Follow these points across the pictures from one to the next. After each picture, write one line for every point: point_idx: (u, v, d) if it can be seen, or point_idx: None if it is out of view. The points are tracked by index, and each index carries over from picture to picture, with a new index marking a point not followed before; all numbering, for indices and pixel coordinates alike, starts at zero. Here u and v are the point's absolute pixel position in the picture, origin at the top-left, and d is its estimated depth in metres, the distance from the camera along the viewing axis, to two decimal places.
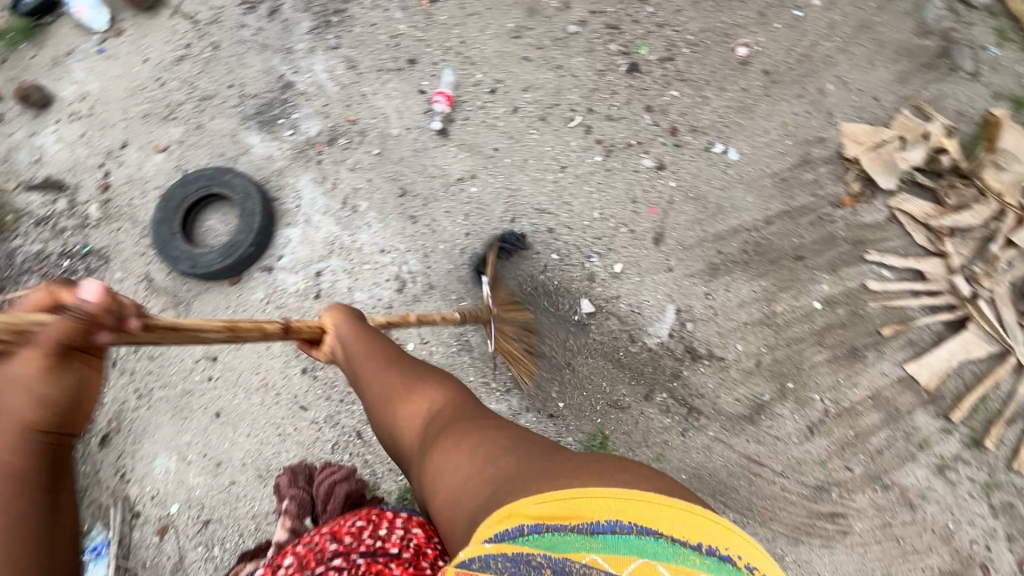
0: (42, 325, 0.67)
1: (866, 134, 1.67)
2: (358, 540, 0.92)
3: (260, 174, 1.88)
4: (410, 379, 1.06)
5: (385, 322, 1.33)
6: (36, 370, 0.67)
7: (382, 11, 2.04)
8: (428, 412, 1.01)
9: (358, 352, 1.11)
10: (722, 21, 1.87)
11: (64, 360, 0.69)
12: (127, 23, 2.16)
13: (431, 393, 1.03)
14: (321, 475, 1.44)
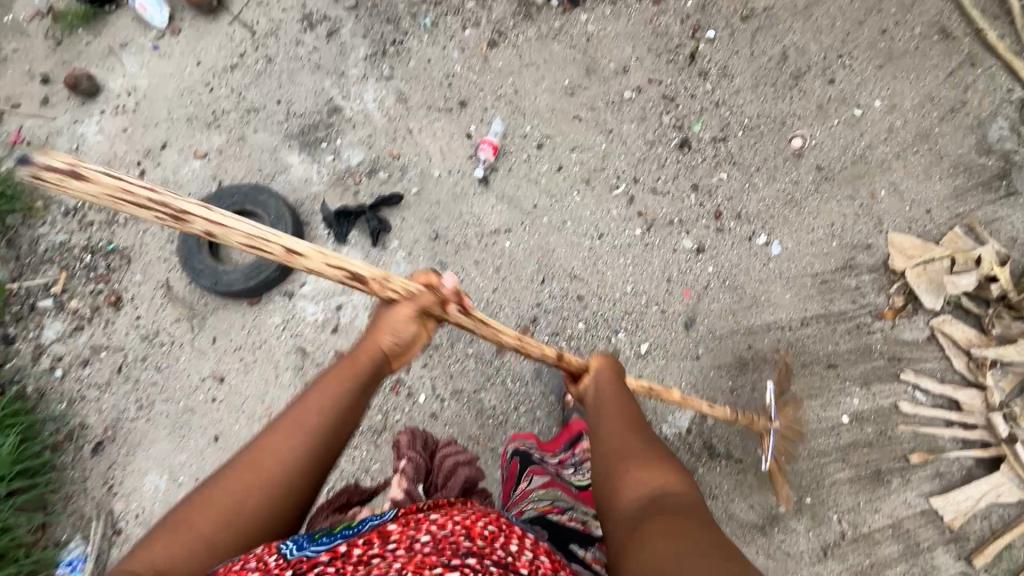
0: (415, 293, 1.06)
1: (915, 248, 1.64)
2: (490, 548, 0.79)
3: (295, 196, 1.86)
4: (649, 447, 0.97)
5: (648, 390, 1.37)
6: (398, 318, 1.06)
7: (439, 48, 2.04)
8: (649, 483, 0.88)
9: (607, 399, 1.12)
10: (779, 108, 1.85)
11: (416, 317, 1.07)
12: (185, 22, 2.16)
13: (662, 467, 0.91)
14: (444, 451, 1.46)
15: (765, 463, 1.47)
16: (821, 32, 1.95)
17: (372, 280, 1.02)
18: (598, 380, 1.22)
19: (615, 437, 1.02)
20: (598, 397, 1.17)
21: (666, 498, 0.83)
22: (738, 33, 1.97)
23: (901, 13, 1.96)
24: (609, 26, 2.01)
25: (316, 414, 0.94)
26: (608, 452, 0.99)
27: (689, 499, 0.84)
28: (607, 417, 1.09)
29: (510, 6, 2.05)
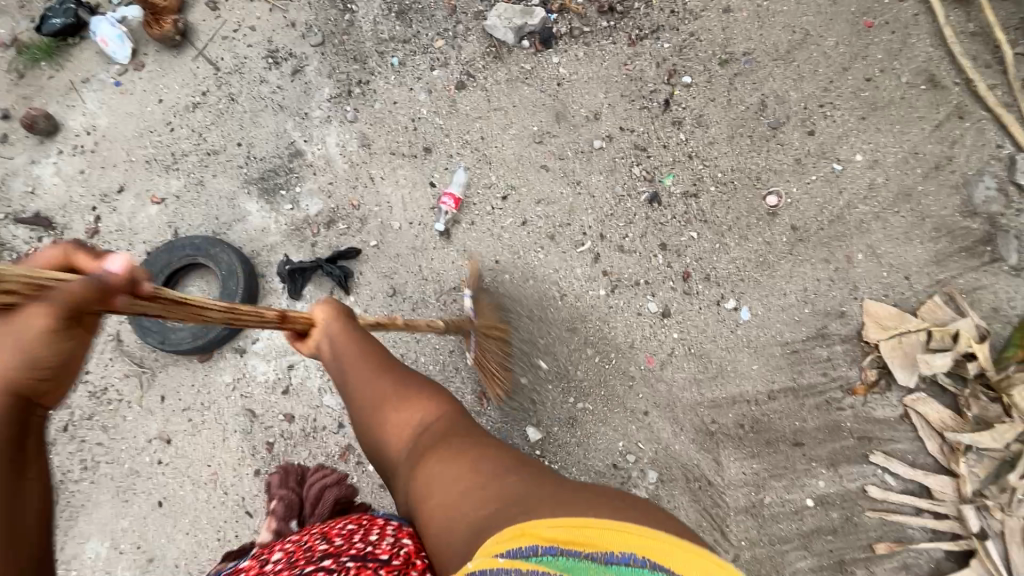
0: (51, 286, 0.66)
1: (891, 318, 1.56)
2: (349, 544, 0.86)
3: (251, 247, 1.81)
4: (398, 385, 1.04)
5: (371, 323, 1.27)
6: (32, 329, 0.65)
7: (405, 89, 1.97)
8: (412, 422, 1.00)
9: (347, 349, 1.08)
10: (755, 162, 1.76)
11: (71, 324, 0.68)
12: (148, 57, 2.11)
13: (419, 399, 1.03)
14: (312, 479, 1.40)
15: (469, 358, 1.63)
16: (802, 79, 1.87)
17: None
18: (329, 333, 1.10)
19: (367, 390, 1.04)
20: (332, 344, 1.10)
21: (436, 440, 0.95)
22: (716, 78, 1.89)
23: (887, 60, 1.88)
24: (581, 69, 1.93)
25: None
26: (368, 409, 1.02)
27: (449, 419, 1.01)
28: (351, 368, 1.06)
29: (480, 46, 1.98)
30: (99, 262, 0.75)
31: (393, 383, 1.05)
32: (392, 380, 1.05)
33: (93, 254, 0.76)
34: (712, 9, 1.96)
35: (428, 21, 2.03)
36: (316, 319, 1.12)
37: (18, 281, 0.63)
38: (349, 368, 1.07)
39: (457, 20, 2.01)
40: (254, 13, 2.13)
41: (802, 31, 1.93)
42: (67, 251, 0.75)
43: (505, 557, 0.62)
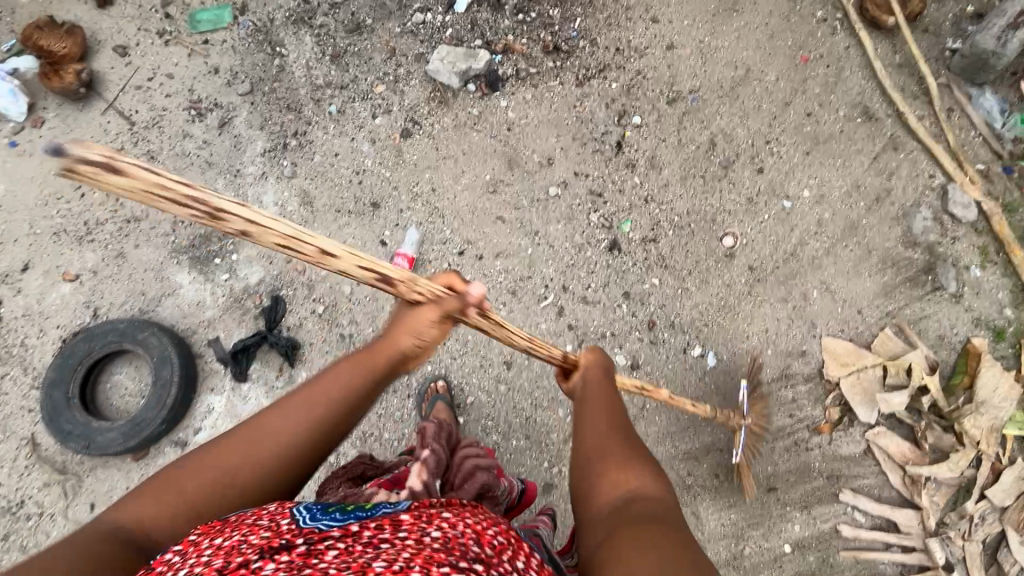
0: (443, 295, 0.93)
1: (848, 354, 1.60)
2: (498, 559, 0.73)
3: (185, 324, 1.64)
4: (630, 448, 0.95)
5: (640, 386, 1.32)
6: (420, 322, 0.92)
7: (347, 139, 1.86)
8: (630, 489, 0.86)
9: (595, 390, 1.10)
10: (709, 203, 1.77)
11: (439, 324, 0.94)
12: (49, 111, 1.89)
13: (647, 478, 0.88)
14: (466, 451, 1.28)
15: (736, 458, 1.51)
16: (747, 116, 1.89)
17: (402, 283, 0.89)
18: (585, 376, 1.13)
19: (598, 434, 0.98)
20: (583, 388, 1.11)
21: (640, 513, 0.81)
22: (665, 117, 1.88)
23: (824, 93, 1.93)
24: (530, 112, 1.88)
25: (307, 409, 0.87)
26: (588, 448, 0.97)
27: (665, 508, 0.83)
28: (588, 407, 1.05)
29: (424, 91, 1.90)
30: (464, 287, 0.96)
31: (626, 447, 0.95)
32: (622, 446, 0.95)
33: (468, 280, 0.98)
34: (656, 45, 1.97)
35: (366, 65, 1.93)
36: (578, 364, 1.16)
37: (424, 288, 0.92)
38: (587, 405, 1.06)
39: (397, 63, 1.93)
40: (171, 59, 1.97)
41: (744, 67, 1.96)
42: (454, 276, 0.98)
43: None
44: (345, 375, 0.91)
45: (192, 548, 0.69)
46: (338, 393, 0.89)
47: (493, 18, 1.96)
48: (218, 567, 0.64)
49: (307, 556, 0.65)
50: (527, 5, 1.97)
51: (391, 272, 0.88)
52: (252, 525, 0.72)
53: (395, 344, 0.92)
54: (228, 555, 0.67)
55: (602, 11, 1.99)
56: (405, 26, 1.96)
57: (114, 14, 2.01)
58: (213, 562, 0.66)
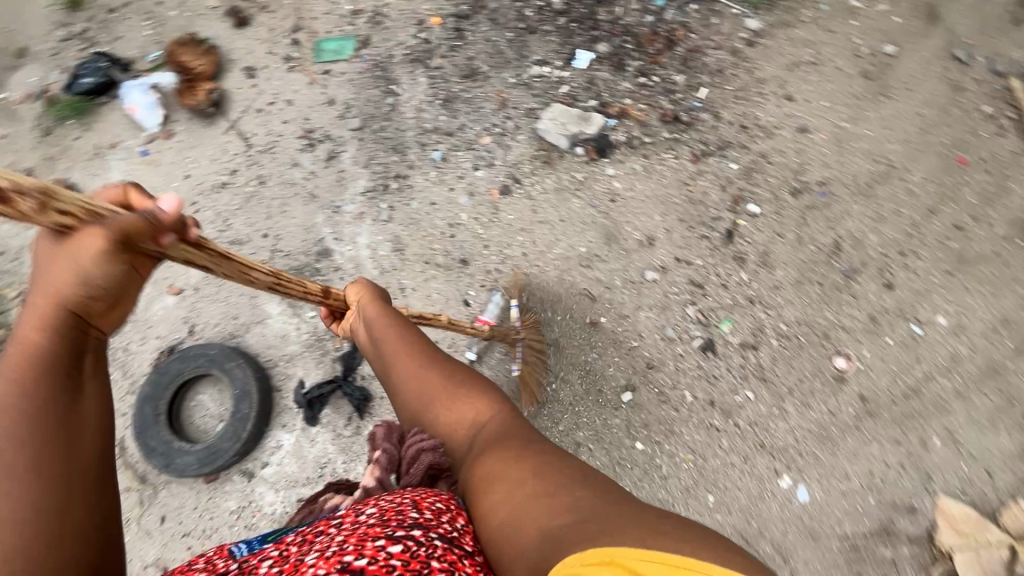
0: (109, 217, 0.76)
1: (969, 522, 1.38)
2: (438, 521, 0.81)
3: (268, 356, 1.69)
4: (444, 376, 1.10)
5: (416, 316, 1.41)
6: (90, 252, 0.75)
7: (446, 189, 1.84)
8: (469, 413, 1.04)
9: (389, 334, 1.20)
10: (823, 315, 1.60)
11: (119, 247, 0.77)
12: (179, 125, 2.00)
13: (473, 391, 1.08)
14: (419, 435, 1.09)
15: (516, 367, 1.63)
16: (882, 220, 1.69)
17: (35, 209, 0.68)
18: (367, 316, 1.26)
19: (419, 385, 1.11)
20: (376, 341, 1.22)
21: (492, 432, 0.98)
22: (786, 209, 1.72)
23: (981, 204, 1.69)
24: (638, 184, 1.78)
25: (29, 392, 0.71)
26: (417, 402, 1.10)
27: (506, 417, 1.02)
28: (397, 355, 1.17)
29: (529, 148, 1.84)
30: (155, 203, 0.83)
31: (438, 373, 1.11)
32: (436, 371, 1.12)
33: (144, 193, 0.85)
34: (787, 126, 1.81)
35: (475, 114, 1.90)
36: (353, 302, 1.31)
37: (76, 206, 0.73)
38: (392, 353, 1.17)
39: (507, 115, 1.88)
40: (291, 86, 2.03)
41: (886, 162, 1.76)
42: (128, 190, 0.85)
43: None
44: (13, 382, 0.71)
45: None
46: (22, 389, 0.71)
47: (612, 78, 1.87)
48: None
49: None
50: (650, 68, 1.87)
51: (10, 189, 0.64)
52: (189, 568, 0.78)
53: (56, 297, 0.76)
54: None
55: (731, 83, 1.86)
56: (521, 77, 1.91)
57: (249, 35, 2.12)
58: None
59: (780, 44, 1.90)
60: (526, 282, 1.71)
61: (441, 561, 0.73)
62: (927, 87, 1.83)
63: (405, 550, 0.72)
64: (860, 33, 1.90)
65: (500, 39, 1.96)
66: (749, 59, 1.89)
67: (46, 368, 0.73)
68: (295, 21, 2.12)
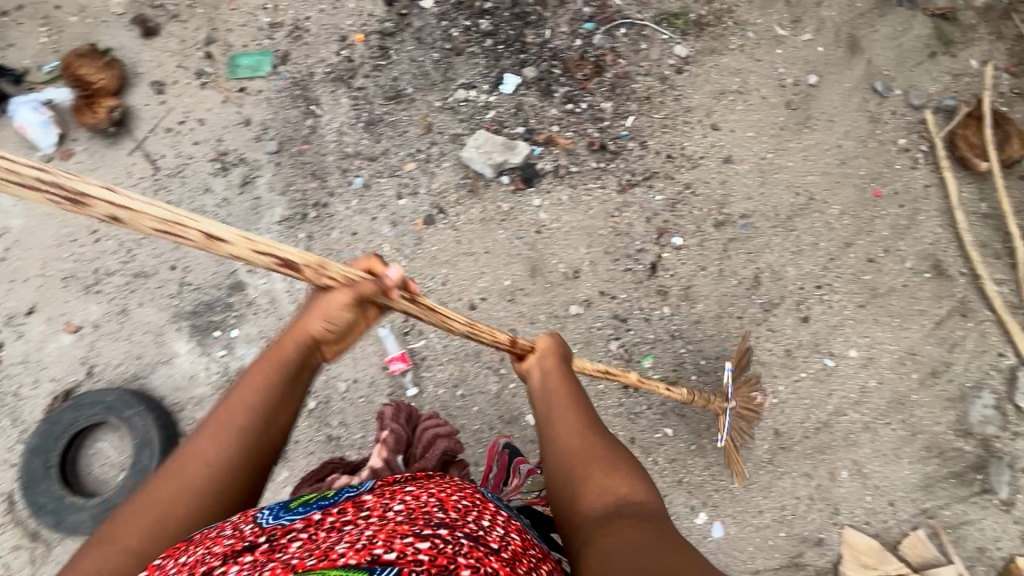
0: (355, 279, 0.92)
1: (870, 552, 1.45)
2: (463, 520, 0.76)
3: (174, 398, 1.59)
4: (609, 451, 0.91)
5: (601, 369, 1.28)
6: (334, 304, 0.90)
7: (367, 218, 1.77)
8: (616, 494, 0.84)
9: (560, 388, 1.05)
10: (741, 349, 1.62)
11: (354, 306, 0.92)
12: (79, 144, 1.86)
13: (633, 478, 0.87)
14: (426, 424, 1.35)
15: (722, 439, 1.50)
16: (801, 252, 1.72)
17: (308, 269, 0.87)
18: (542, 366, 1.11)
19: (574, 437, 0.94)
20: (544, 382, 1.08)
21: (630, 514, 0.79)
22: (710, 242, 1.72)
23: (893, 237, 1.74)
24: (564, 215, 1.75)
25: (267, 379, 0.90)
26: (560, 451, 0.94)
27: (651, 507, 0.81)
28: (558, 410, 1.00)
29: (455, 176, 1.79)
30: (383, 269, 0.94)
31: (602, 444, 0.93)
32: (598, 443, 0.93)
33: (383, 261, 0.95)
34: (712, 156, 1.81)
35: (400, 138, 1.83)
36: (535, 347, 1.13)
37: (336, 273, 0.90)
38: (555, 406, 1.01)
39: (432, 141, 1.82)
40: (204, 103, 1.91)
41: (806, 194, 1.78)
42: (374, 261, 0.95)
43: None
44: (262, 378, 0.90)
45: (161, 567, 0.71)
46: (269, 383, 0.90)
47: (540, 104, 1.83)
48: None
49: (271, 552, 0.70)
50: (578, 95, 1.84)
51: (296, 258, 0.85)
52: (216, 536, 0.76)
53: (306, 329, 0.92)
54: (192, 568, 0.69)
55: (659, 110, 1.85)
56: (446, 101, 1.85)
57: (158, 47, 1.98)
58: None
59: (708, 71, 1.90)
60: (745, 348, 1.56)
61: (469, 559, 0.67)
62: (847, 118, 1.87)
63: (432, 547, 0.67)
64: (785, 63, 1.92)
65: (425, 59, 1.89)
66: (677, 86, 1.88)
67: (281, 373, 0.91)
68: (209, 32, 1.99)
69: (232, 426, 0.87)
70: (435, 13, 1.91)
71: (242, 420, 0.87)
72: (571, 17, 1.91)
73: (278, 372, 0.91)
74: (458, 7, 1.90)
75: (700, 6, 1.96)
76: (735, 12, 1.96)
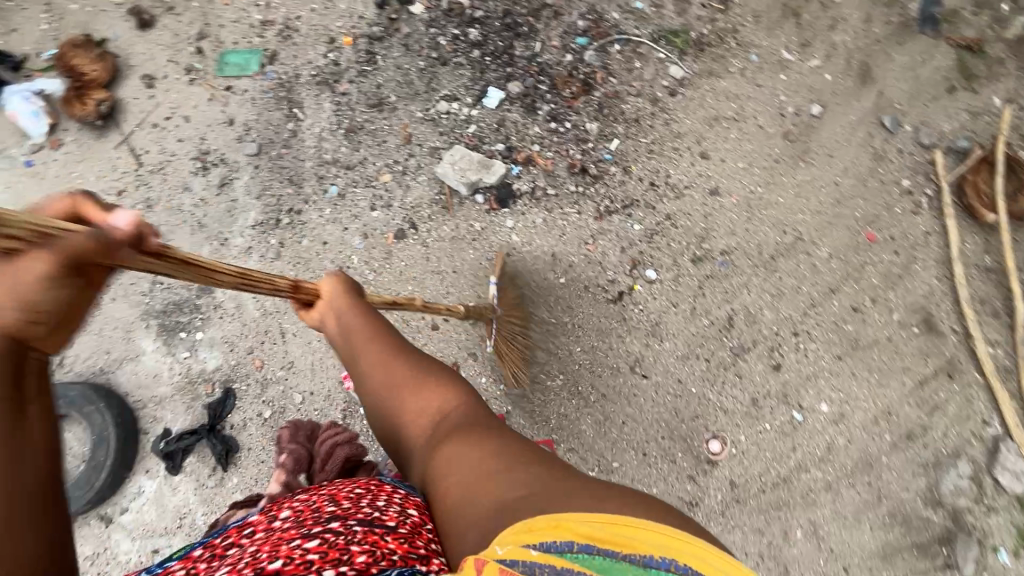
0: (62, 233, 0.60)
1: None
2: (357, 507, 0.77)
3: (136, 396, 1.63)
4: (416, 366, 0.96)
5: (385, 300, 1.27)
6: (36, 275, 0.57)
7: (339, 228, 1.76)
8: (435, 407, 0.92)
9: (354, 324, 1.00)
10: (703, 393, 1.56)
11: (77, 270, 0.61)
12: (68, 134, 1.90)
13: (440, 382, 0.95)
14: (324, 434, 1.31)
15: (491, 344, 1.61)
16: (781, 296, 1.64)
17: None
18: (335, 307, 1.02)
19: (377, 368, 0.96)
20: (338, 322, 1.02)
21: (454, 422, 0.88)
22: (685, 278, 1.66)
23: (883, 286, 1.64)
24: (536, 239, 1.71)
25: None
26: (377, 388, 0.95)
27: (472, 409, 0.92)
28: (358, 340, 0.98)
29: (429, 191, 1.76)
30: (106, 217, 0.69)
31: (408, 365, 0.96)
32: (407, 365, 0.96)
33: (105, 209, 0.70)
34: (698, 187, 1.73)
35: (378, 148, 1.80)
36: (319, 293, 1.05)
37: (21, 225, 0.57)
38: (354, 342, 0.99)
39: (410, 152, 1.79)
40: (191, 100, 1.91)
41: (794, 233, 1.69)
42: (77, 202, 0.70)
43: (538, 549, 0.58)
44: None
45: None
46: None
47: (523, 121, 1.77)
48: None
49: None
50: (563, 113, 1.78)
51: None
52: None
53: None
54: None
55: (646, 134, 1.77)
56: (428, 112, 1.81)
57: (151, 39, 1.97)
58: None
59: (703, 95, 1.80)
60: (506, 262, 1.68)
61: (363, 544, 0.68)
62: (848, 153, 1.76)
63: (323, 542, 0.68)
64: (788, 91, 1.81)
65: (411, 67, 1.84)
66: (669, 110, 1.79)
67: None
68: (201, 27, 1.97)
69: None
70: (424, 19, 1.86)
71: None
72: (563, 30, 1.83)
73: None
74: (448, 15, 1.86)
75: (702, 25, 1.85)
76: (740, 32, 1.85)
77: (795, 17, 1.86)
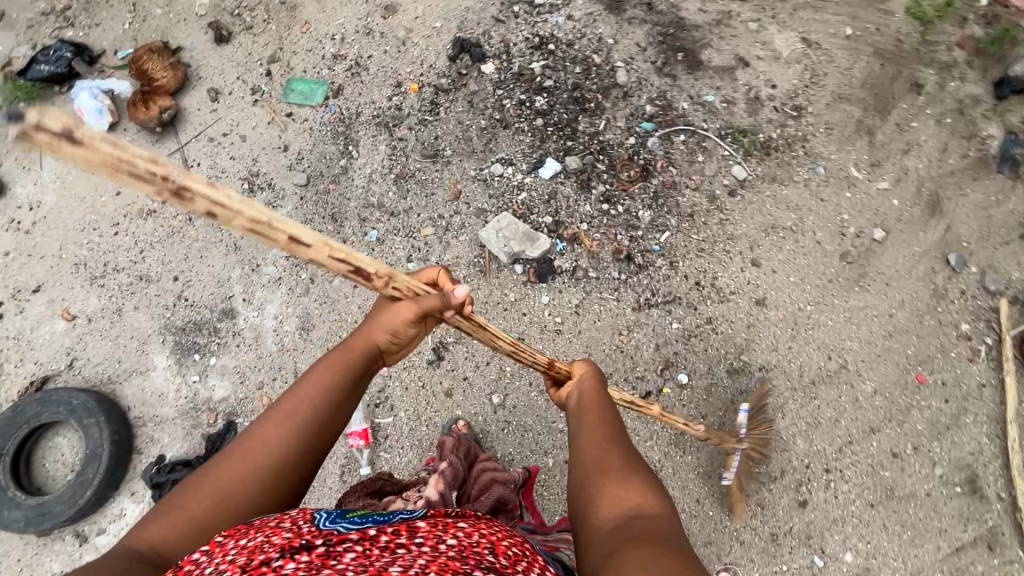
0: (420, 292, 0.91)
1: None
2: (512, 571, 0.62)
3: (137, 412, 1.59)
4: (628, 462, 0.80)
5: (627, 399, 1.33)
6: (397, 317, 0.89)
7: None
8: (628, 504, 0.72)
9: (590, 403, 0.96)
10: (719, 518, 1.48)
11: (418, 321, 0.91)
12: (127, 133, 1.92)
13: (645, 485, 0.75)
14: (483, 465, 1.35)
15: (727, 479, 1.48)
16: (817, 426, 1.54)
17: (376, 277, 0.86)
18: (579, 387, 1.01)
19: (592, 442, 0.85)
20: (576, 402, 0.98)
21: (640, 528, 0.67)
22: (717, 389, 1.58)
23: (927, 435, 1.54)
24: (569, 320, 1.65)
25: (333, 375, 0.87)
26: (582, 464, 0.82)
27: (669, 530, 0.67)
28: (588, 417, 0.91)
29: (469, 253, 1.72)
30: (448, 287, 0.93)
31: (621, 453, 0.81)
32: (620, 453, 0.81)
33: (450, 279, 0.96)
34: (744, 295, 1.66)
35: (425, 199, 1.78)
36: (572, 372, 1.06)
37: (402, 284, 0.89)
38: (582, 417, 0.93)
39: (456, 210, 1.76)
40: (251, 120, 1.92)
41: (839, 361, 1.61)
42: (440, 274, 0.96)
43: None
44: (329, 375, 0.87)
45: (217, 549, 0.62)
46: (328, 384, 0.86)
47: (575, 197, 1.74)
48: (241, 565, 0.57)
49: (327, 557, 0.59)
50: (617, 196, 1.73)
51: (368, 267, 0.84)
52: (274, 524, 0.66)
53: (370, 337, 0.90)
54: (251, 553, 0.60)
55: (699, 232, 1.72)
56: (481, 172, 1.79)
57: (224, 54, 2.00)
58: (234, 560, 0.59)
59: (762, 200, 1.75)
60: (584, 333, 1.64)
61: None
62: (907, 285, 1.68)
63: None
64: (852, 210, 1.75)
65: (472, 124, 1.83)
66: (725, 210, 1.74)
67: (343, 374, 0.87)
68: (275, 50, 1.99)
69: (287, 425, 0.82)
70: (493, 79, 1.85)
71: (295, 431, 0.82)
72: (630, 112, 1.81)
73: (343, 373, 0.87)
74: (518, 79, 1.84)
75: (772, 128, 1.81)
76: (810, 141, 1.80)
77: (869, 134, 1.80)
